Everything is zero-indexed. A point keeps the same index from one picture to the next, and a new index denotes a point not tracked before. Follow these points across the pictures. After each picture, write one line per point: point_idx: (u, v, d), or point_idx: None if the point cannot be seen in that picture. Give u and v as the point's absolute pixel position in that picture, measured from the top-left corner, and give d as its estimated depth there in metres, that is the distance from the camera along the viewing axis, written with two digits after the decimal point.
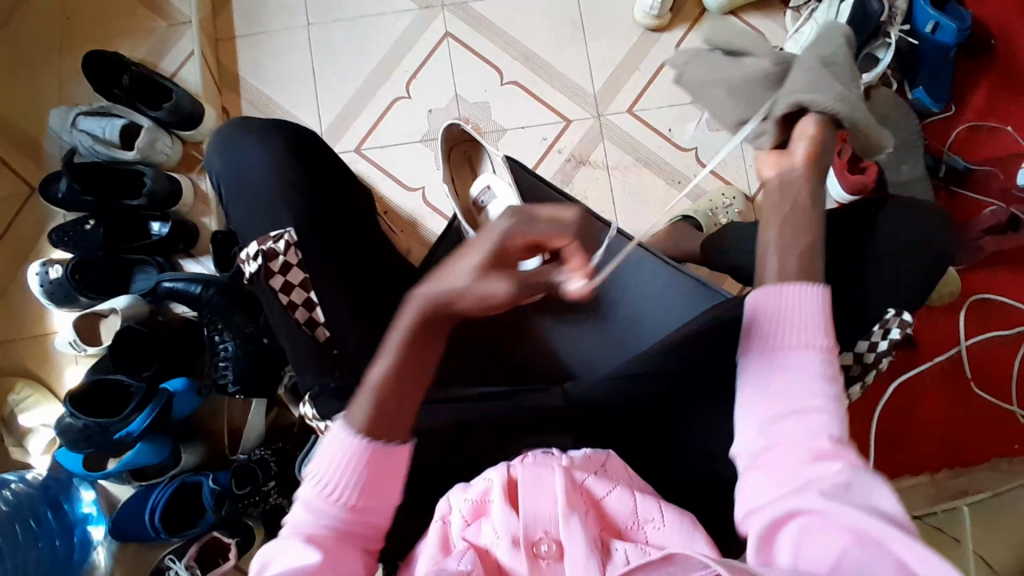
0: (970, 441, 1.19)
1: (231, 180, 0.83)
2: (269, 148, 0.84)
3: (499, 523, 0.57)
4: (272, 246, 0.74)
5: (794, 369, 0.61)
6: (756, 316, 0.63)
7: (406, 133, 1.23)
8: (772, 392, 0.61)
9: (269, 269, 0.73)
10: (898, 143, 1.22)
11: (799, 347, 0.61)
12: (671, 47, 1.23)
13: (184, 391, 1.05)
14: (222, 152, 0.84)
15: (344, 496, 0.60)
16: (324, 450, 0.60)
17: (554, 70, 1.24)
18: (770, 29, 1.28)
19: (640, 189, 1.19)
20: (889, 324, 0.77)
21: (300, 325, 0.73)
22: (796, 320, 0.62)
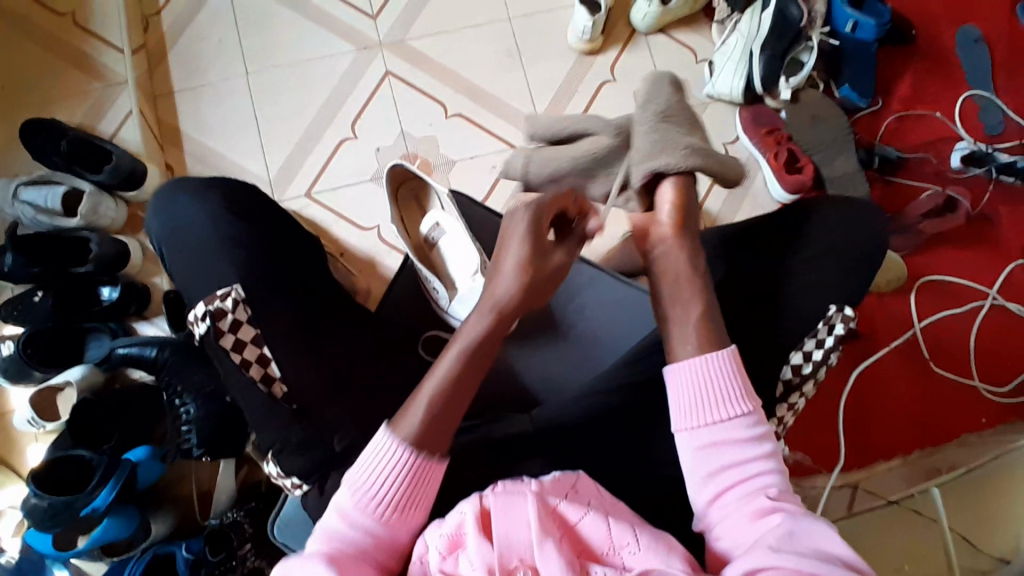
0: (933, 419, 1.23)
1: (174, 240, 0.82)
2: (213, 206, 0.83)
3: (474, 553, 0.57)
4: (222, 306, 0.74)
5: (723, 436, 0.64)
6: (678, 387, 0.66)
7: (356, 173, 1.24)
8: (709, 462, 0.64)
9: (219, 329, 0.74)
10: (830, 141, 1.28)
11: (724, 412, 0.64)
12: (606, 68, 1.27)
13: (147, 459, 1.02)
14: (164, 214, 0.84)
15: (377, 510, 0.62)
16: (372, 457, 0.63)
17: (496, 99, 1.26)
18: (700, 43, 1.33)
19: None
20: (833, 320, 0.80)
21: (257, 382, 0.73)
22: (710, 391, 0.65)
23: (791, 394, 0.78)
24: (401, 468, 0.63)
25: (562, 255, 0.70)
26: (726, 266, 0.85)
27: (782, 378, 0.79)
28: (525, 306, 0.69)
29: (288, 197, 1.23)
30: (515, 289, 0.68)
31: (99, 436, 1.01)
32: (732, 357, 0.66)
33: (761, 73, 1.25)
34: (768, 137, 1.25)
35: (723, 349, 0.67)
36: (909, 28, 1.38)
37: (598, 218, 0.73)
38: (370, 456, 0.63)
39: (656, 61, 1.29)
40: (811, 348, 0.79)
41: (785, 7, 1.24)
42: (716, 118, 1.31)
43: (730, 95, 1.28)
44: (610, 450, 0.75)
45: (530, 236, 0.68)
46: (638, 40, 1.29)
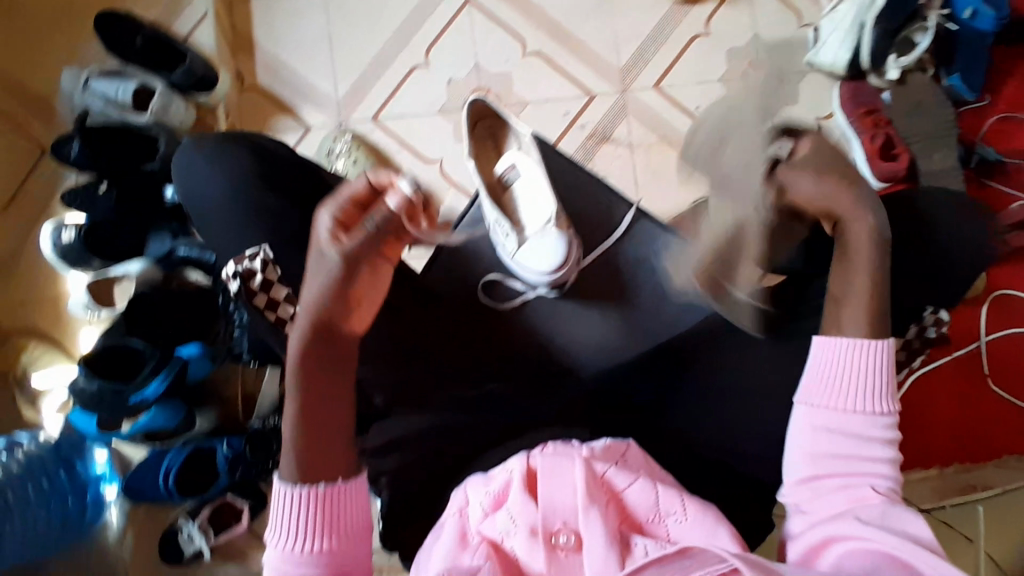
0: (984, 438, 1.17)
1: (200, 207, 0.78)
2: (237, 168, 0.77)
3: (518, 511, 0.57)
4: (250, 266, 0.75)
5: (849, 424, 0.63)
6: (821, 363, 0.65)
7: (425, 103, 1.20)
8: (828, 441, 0.63)
9: (250, 288, 0.75)
10: (931, 133, 1.16)
11: (860, 402, 0.64)
12: (701, 21, 1.18)
13: (198, 357, 1.04)
14: (185, 176, 0.78)
15: (315, 546, 0.58)
16: (280, 504, 0.59)
17: (580, 43, 1.19)
18: (806, 7, 1.22)
19: (663, 169, 1.16)
20: (927, 322, 0.78)
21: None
22: (852, 377, 0.64)
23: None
24: (306, 500, 0.58)
25: (354, 244, 0.57)
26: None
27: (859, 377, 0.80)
28: (339, 299, 0.58)
29: (354, 120, 1.20)
30: (320, 290, 0.57)
31: (154, 329, 1.04)
32: (887, 353, 0.64)
33: (869, 45, 1.14)
34: (867, 119, 1.15)
35: (882, 339, 0.64)
36: None
37: (392, 188, 0.57)
38: (278, 506, 0.59)
39: (756, 19, 1.20)
40: (894, 351, 0.78)
41: None
42: (811, 91, 1.22)
43: (832, 66, 1.18)
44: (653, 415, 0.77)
45: (323, 233, 0.58)
46: None
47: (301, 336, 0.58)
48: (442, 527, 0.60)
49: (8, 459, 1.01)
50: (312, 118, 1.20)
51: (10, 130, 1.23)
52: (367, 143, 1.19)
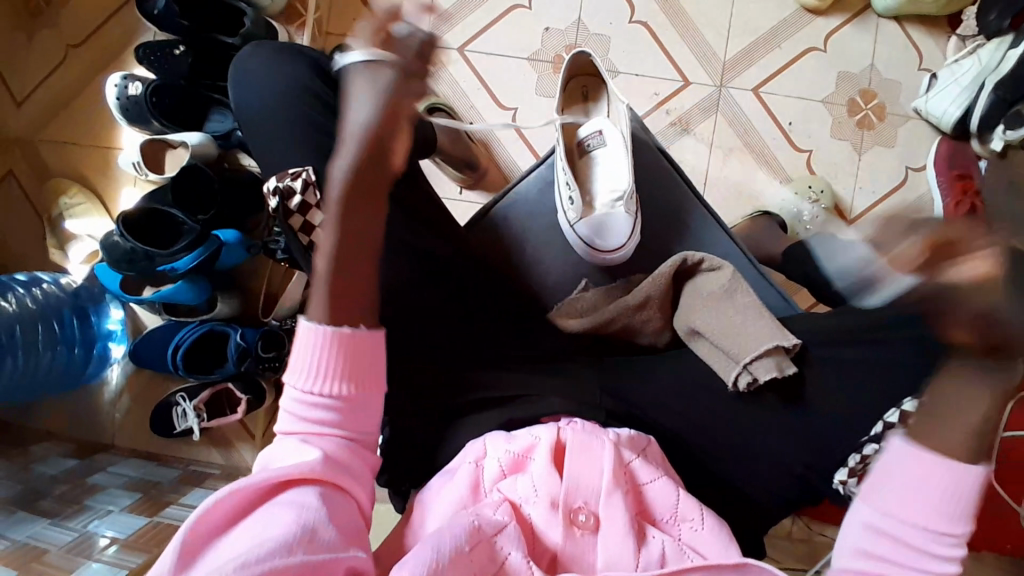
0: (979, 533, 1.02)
1: (247, 114, 0.72)
2: (294, 78, 0.71)
3: (541, 480, 0.56)
4: (289, 186, 0.67)
5: (911, 533, 0.50)
6: (897, 464, 0.52)
7: (515, 46, 1.15)
8: (882, 544, 0.51)
9: (287, 208, 0.67)
10: None
11: (929, 513, 0.50)
12: (820, 35, 1.12)
13: (234, 245, 1.04)
14: (240, 79, 0.73)
15: (335, 394, 0.53)
16: (309, 344, 0.53)
17: (690, 24, 1.14)
18: (930, 50, 1.13)
19: (738, 176, 1.12)
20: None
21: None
22: (926, 489, 0.50)
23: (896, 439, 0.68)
24: (342, 344, 0.53)
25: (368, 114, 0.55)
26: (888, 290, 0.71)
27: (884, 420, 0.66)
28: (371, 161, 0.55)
29: (439, 45, 1.16)
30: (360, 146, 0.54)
31: (198, 205, 1.03)
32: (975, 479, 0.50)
33: (980, 111, 1.03)
34: (957, 182, 1.07)
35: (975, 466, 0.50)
36: None
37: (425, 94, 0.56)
38: (309, 342, 0.54)
39: (877, 48, 1.13)
40: None
41: None
42: (910, 137, 1.13)
43: (939, 120, 1.10)
44: (676, 432, 0.70)
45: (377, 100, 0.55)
46: (867, 19, 1.13)
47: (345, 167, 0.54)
48: (453, 472, 0.59)
49: (26, 294, 1.02)
50: None
51: None
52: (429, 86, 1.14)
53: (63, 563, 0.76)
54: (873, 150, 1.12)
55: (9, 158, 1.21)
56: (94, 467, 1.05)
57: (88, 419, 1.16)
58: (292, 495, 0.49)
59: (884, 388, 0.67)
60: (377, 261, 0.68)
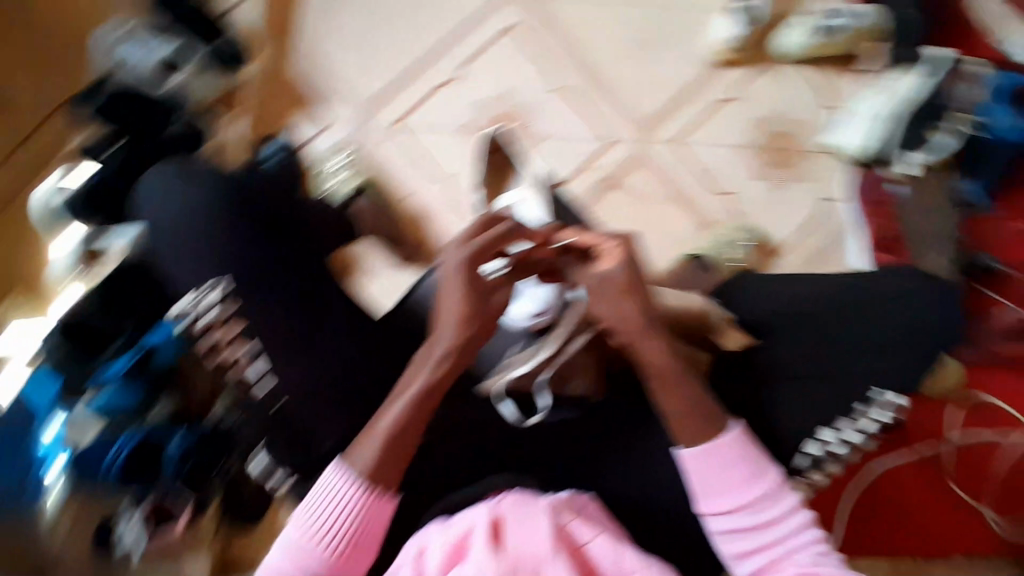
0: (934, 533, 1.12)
1: (159, 233, 0.75)
2: (197, 199, 0.73)
3: (485, 564, 0.54)
4: (202, 303, 0.71)
5: (747, 518, 0.65)
6: (695, 473, 0.66)
7: (447, 120, 1.20)
8: (737, 537, 0.65)
9: (201, 328, 0.72)
10: (937, 234, 1.10)
11: (743, 494, 0.65)
12: (732, 87, 1.21)
13: (170, 345, 0.99)
14: (149, 199, 0.76)
15: (339, 543, 0.62)
16: (318, 493, 0.64)
17: (610, 88, 1.21)
18: (834, 91, 1.22)
19: (670, 225, 1.17)
20: (871, 404, 0.76)
21: (243, 378, 0.72)
22: (724, 479, 0.66)
23: (813, 467, 0.75)
24: (353, 501, 0.63)
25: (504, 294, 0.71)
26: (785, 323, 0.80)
27: (806, 451, 0.75)
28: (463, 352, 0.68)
29: (373, 124, 1.20)
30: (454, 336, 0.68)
31: (131, 304, 1.00)
32: (741, 441, 0.66)
33: (891, 138, 1.12)
34: (870, 211, 1.15)
35: (725, 431, 0.67)
36: None
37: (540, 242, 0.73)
38: (320, 493, 0.64)
39: (785, 94, 1.21)
40: (842, 426, 0.75)
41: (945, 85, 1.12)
42: (823, 173, 1.20)
43: (848, 153, 1.17)
44: (619, 480, 0.75)
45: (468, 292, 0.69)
46: (771, 69, 1.22)
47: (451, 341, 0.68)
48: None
49: None
50: (332, 115, 1.21)
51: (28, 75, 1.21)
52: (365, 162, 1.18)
53: None
54: (791, 188, 1.19)
55: None
56: None
57: None
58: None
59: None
60: (305, 353, 0.72)
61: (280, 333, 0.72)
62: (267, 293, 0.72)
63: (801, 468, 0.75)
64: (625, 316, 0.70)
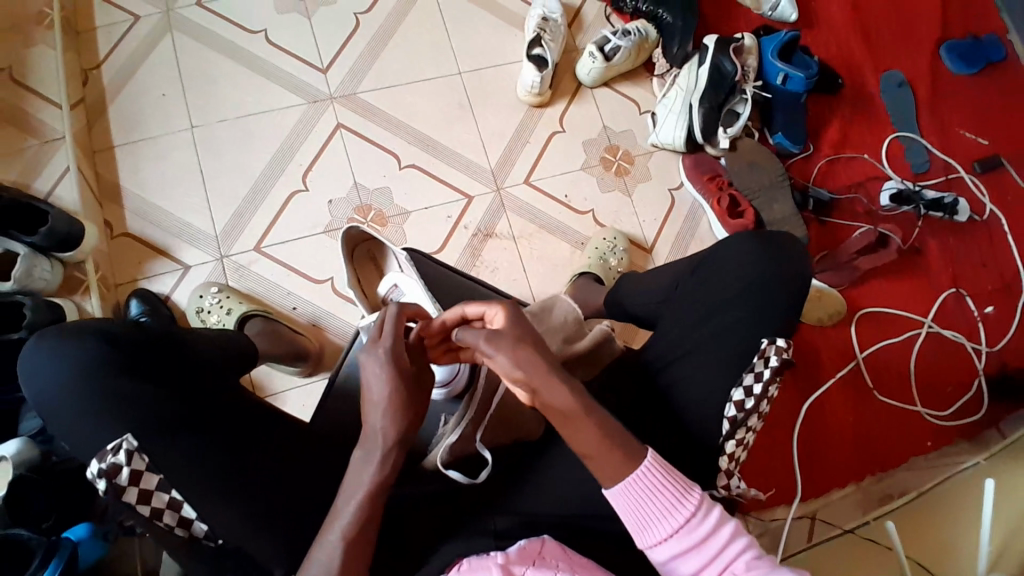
0: (875, 443, 1.24)
1: (46, 407, 0.65)
2: (84, 361, 0.65)
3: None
4: (112, 462, 0.59)
5: (681, 541, 0.67)
6: (623, 511, 0.67)
7: (307, 225, 1.22)
8: (680, 561, 0.67)
9: (117, 488, 0.59)
10: (769, 186, 1.30)
11: (673, 519, 0.67)
12: (555, 119, 1.32)
13: (88, 539, 0.95)
14: (25, 372, 0.66)
15: None
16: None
17: (450, 151, 1.28)
18: (642, 96, 1.36)
19: (548, 253, 1.24)
20: (767, 353, 0.74)
21: (171, 528, 0.60)
22: (653, 510, 0.67)
23: (738, 430, 0.74)
24: None
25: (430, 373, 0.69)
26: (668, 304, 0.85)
27: (726, 416, 0.74)
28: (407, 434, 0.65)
29: (235, 252, 1.19)
30: (392, 418, 0.64)
31: (40, 511, 0.94)
32: (658, 467, 0.68)
33: (699, 122, 1.28)
34: (710, 183, 1.29)
35: (643, 461, 0.68)
36: (840, 75, 1.42)
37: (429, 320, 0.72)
38: None
39: (602, 111, 1.34)
40: (751, 382, 0.74)
41: (720, 63, 1.28)
42: (660, 166, 1.32)
43: (673, 144, 1.31)
44: (575, 506, 0.74)
45: (394, 370, 0.65)
46: (584, 93, 1.34)
47: (387, 431, 0.64)
48: None
49: None
50: (188, 256, 1.18)
51: None
52: (239, 292, 1.16)
53: None
54: (639, 187, 1.30)
55: None
56: None
57: None
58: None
59: (720, 391, 0.75)
60: (230, 494, 0.62)
61: (201, 473, 0.62)
62: (179, 432, 0.63)
63: (727, 435, 0.74)
64: (537, 365, 0.64)
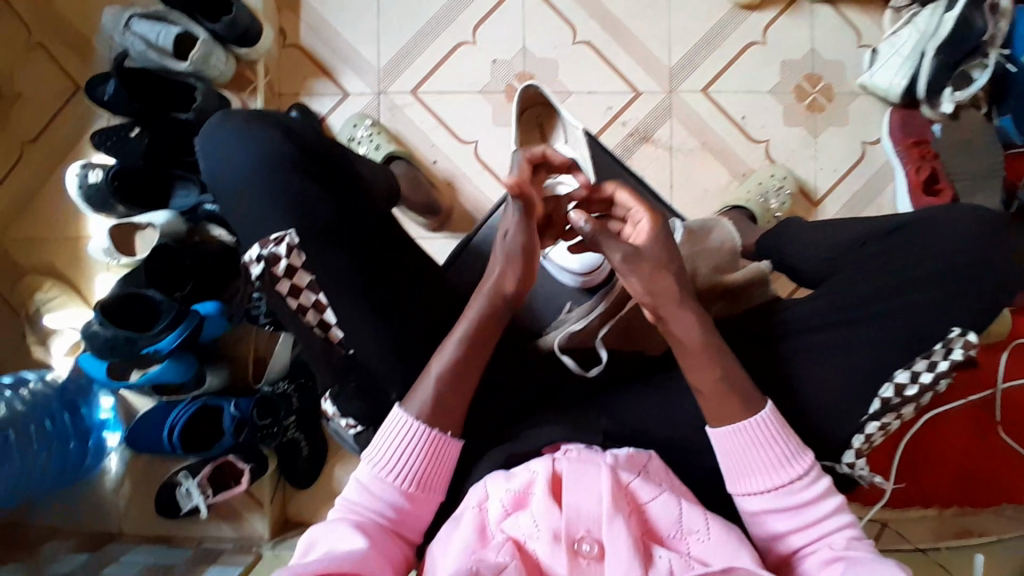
0: (985, 481, 1.05)
1: (221, 188, 0.72)
2: (263, 148, 0.70)
3: (541, 516, 0.55)
4: (274, 252, 0.66)
5: (779, 500, 0.61)
6: (724, 454, 0.63)
7: (466, 81, 1.17)
8: (772, 520, 0.62)
9: (273, 274, 0.66)
10: (980, 172, 1.07)
11: (775, 476, 0.61)
12: (758, 29, 1.15)
13: (215, 315, 1.05)
14: (208, 149, 0.72)
15: (400, 485, 0.63)
16: (386, 435, 0.64)
17: (633, 37, 1.16)
18: (867, 26, 1.15)
19: (702, 176, 1.14)
20: (953, 343, 0.67)
21: (312, 326, 0.68)
22: (757, 461, 0.62)
23: (886, 414, 0.68)
24: (417, 444, 0.64)
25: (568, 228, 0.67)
26: (843, 264, 0.75)
27: (879, 396, 0.68)
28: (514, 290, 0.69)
29: (393, 91, 1.18)
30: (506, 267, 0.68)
31: (174, 281, 1.03)
32: (771, 422, 0.62)
33: (926, 76, 1.07)
34: (913, 149, 1.10)
35: (760, 410, 0.62)
36: None
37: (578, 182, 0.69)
38: (388, 432, 0.64)
39: (815, 33, 1.15)
40: (921, 369, 0.67)
41: (970, 17, 1.00)
42: (861, 113, 1.15)
43: (886, 92, 1.12)
44: (680, 437, 0.69)
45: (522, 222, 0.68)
46: (801, 6, 1.15)
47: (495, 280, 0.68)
48: (460, 519, 0.59)
49: (15, 396, 1.01)
50: (350, 85, 1.18)
51: (49, 65, 1.22)
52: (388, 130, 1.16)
53: None
54: (828, 131, 1.14)
55: None
56: (106, 558, 1.04)
57: (91, 508, 1.16)
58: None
59: None
60: (362, 308, 0.68)
61: (349, 278, 0.68)
62: (327, 243, 0.68)
63: (872, 414, 0.68)
64: (666, 291, 0.63)
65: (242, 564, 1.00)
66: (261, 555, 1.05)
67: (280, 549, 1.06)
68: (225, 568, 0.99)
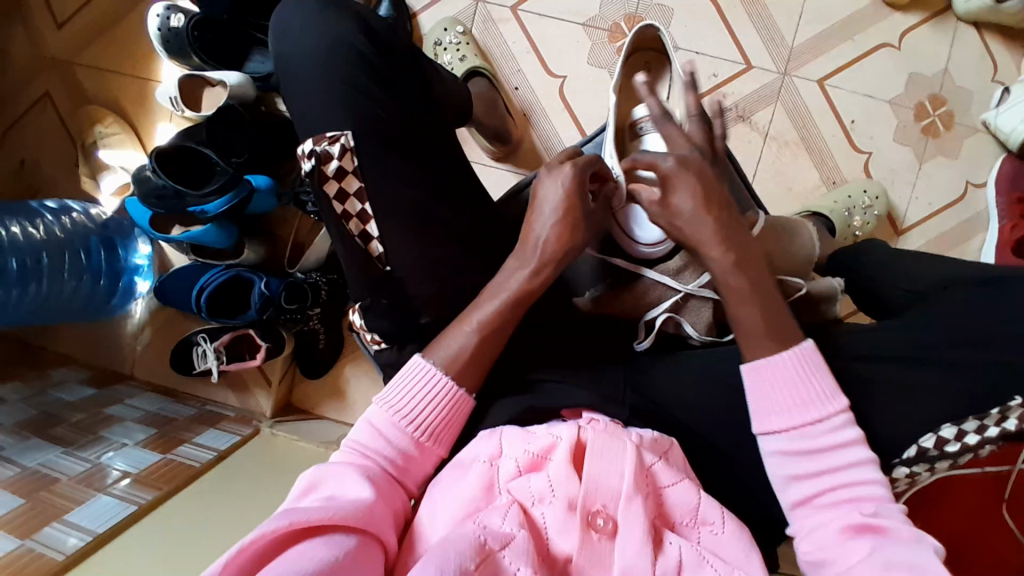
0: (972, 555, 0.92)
1: (289, 68, 0.68)
2: (343, 29, 0.67)
3: (559, 480, 0.52)
4: (327, 150, 0.64)
5: (801, 444, 0.56)
6: (755, 395, 0.57)
7: (572, 9, 1.10)
8: (787, 466, 0.56)
9: (323, 173, 0.64)
10: None
11: (802, 413, 0.56)
12: (896, 31, 1.06)
13: (265, 192, 1.04)
14: (286, 22, 0.68)
15: (412, 434, 0.59)
16: (402, 379, 0.60)
17: (761, 5, 1.07)
18: (1008, 62, 1.04)
19: (789, 172, 1.07)
20: (1009, 412, 0.57)
21: (353, 236, 0.66)
22: (784, 397, 0.56)
23: (919, 464, 0.59)
24: (436, 398, 0.59)
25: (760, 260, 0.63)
26: None
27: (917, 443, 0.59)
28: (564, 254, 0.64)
29: (492, 3, 1.11)
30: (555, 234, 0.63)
31: (232, 147, 1.03)
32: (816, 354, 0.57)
33: None
34: (1016, 205, 0.99)
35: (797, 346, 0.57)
36: None
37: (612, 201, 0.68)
38: (404, 377, 0.60)
39: (952, 53, 1.05)
40: (970, 429, 0.57)
41: None
42: (973, 152, 1.05)
43: (1007, 136, 1.01)
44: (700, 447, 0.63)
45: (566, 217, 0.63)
46: (948, 18, 1.05)
47: (545, 241, 0.63)
48: (466, 469, 0.55)
49: (54, 222, 1.04)
50: None
51: None
52: (477, 43, 1.10)
53: (74, 494, 0.78)
54: (934, 160, 1.06)
55: (51, 81, 1.20)
56: (111, 397, 1.07)
57: (109, 346, 1.19)
58: (330, 534, 0.48)
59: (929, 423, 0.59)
60: (415, 220, 0.65)
61: (408, 189, 0.65)
62: (393, 150, 0.65)
63: (905, 460, 0.59)
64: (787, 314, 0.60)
65: (239, 435, 1.02)
66: (258, 430, 1.06)
67: (278, 430, 1.07)
68: (221, 434, 1.01)
